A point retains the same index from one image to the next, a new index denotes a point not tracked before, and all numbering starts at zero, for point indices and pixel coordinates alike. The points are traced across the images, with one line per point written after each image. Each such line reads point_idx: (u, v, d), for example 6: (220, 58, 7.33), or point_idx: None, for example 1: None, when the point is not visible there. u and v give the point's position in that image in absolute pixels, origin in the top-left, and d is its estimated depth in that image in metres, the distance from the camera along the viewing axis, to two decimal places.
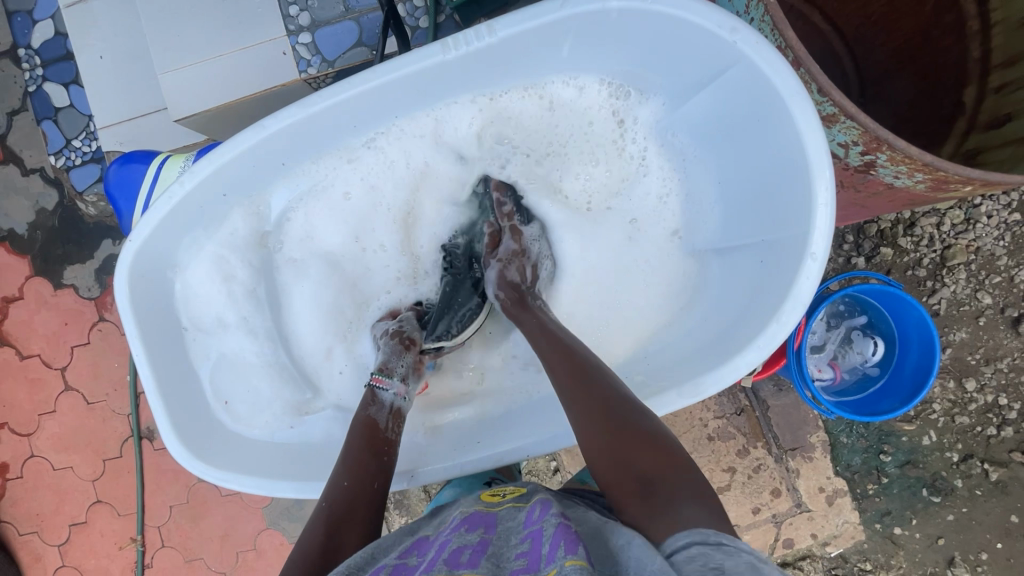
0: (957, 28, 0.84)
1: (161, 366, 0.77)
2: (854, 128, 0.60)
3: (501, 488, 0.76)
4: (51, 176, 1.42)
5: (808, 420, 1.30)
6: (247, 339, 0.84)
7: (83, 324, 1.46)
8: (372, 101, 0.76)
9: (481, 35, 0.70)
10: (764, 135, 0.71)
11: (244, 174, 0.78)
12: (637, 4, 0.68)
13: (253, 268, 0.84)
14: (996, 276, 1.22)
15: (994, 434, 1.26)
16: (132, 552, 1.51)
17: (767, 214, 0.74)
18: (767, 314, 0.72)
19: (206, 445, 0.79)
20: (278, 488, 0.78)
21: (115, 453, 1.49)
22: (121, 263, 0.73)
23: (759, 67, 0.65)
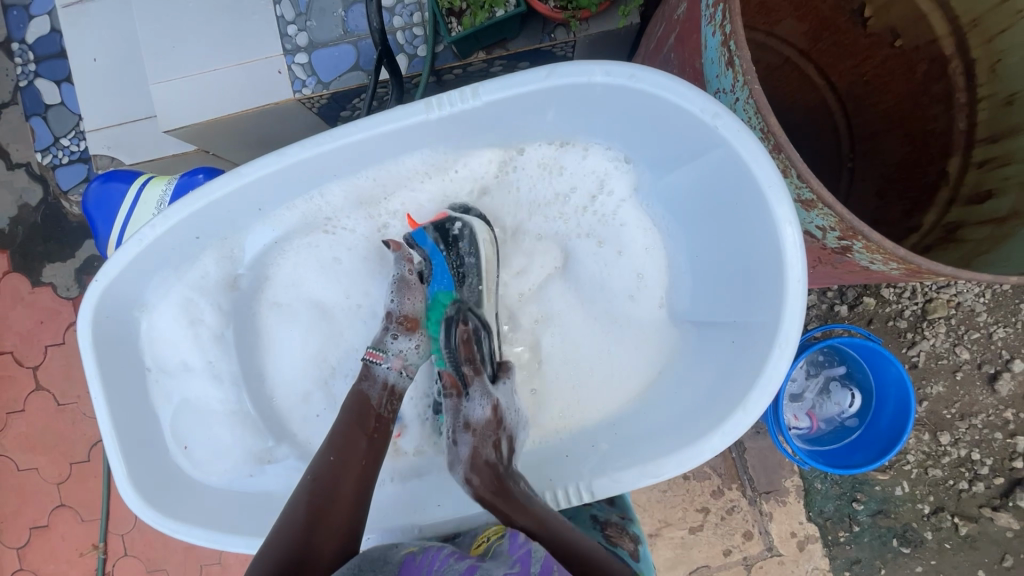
0: (945, 98, 0.86)
1: (119, 411, 0.75)
2: (831, 217, 0.58)
3: (485, 533, 0.70)
4: (37, 172, 1.40)
5: (783, 464, 1.29)
6: (211, 384, 0.84)
7: (59, 323, 1.43)
8: (348, 156, 0.75)
9: (465, 97, 0.69)
10: (736, 220, 0.72)
11: (219, 219, 0.77)
12: (622, 80, 0.66)
13: (221, 312, 0.84)
14: (974, 333, 1.24)
15: (966, 488, 1.27)
16: (93, 559, 1.47)
17: (739, 296, 0.74)
18: (735, 399, 0.70)
19: (161, 494, 0.76)
20: (229, 543, 0.75)
21: (82, 457, 1.46)
22: (84, 306, 0.71)
23: (740, 155, 0.63)
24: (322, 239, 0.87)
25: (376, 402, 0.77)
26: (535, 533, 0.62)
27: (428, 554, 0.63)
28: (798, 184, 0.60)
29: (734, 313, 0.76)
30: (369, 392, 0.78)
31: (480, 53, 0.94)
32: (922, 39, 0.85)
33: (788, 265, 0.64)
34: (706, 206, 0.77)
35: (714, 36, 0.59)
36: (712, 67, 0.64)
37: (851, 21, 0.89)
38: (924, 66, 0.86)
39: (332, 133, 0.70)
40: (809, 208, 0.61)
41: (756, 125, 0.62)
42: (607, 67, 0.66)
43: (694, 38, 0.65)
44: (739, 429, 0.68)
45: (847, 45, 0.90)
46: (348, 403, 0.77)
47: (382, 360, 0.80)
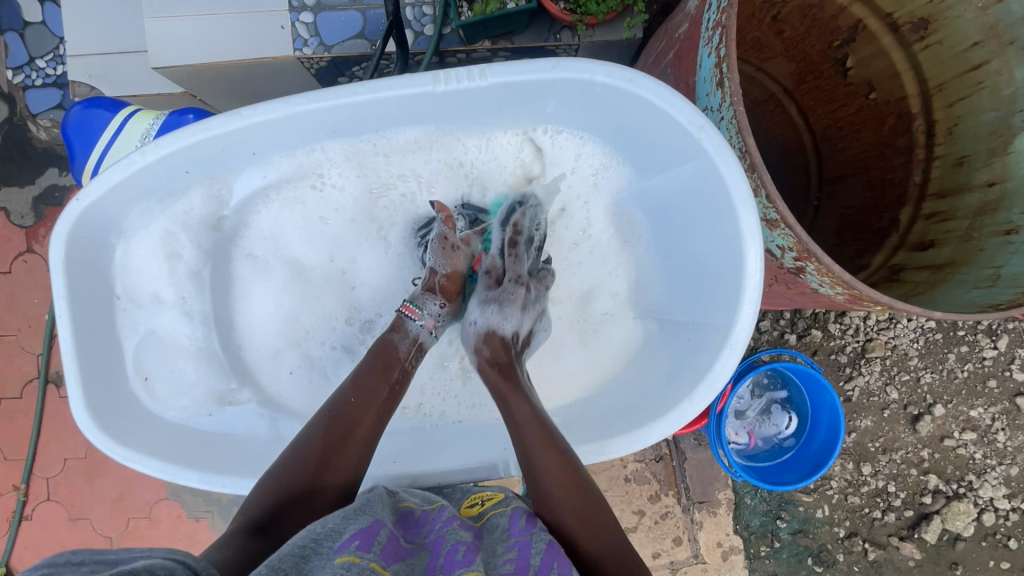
0: (906, 152, 0.93)
1: (84, 333, 0.74)
2: (790, 237, 0.63)
3: (478, 495, 0.74)
4: (3, 90, 1.32)
5: (718, 477, 1.36)
6: (181, 320, 0.83)
7: (7, 251, 1.36)
8: (344, 115, 0.75)
9: (472, 76, 0.71)
10: (702, 230, 0.76)
11: (210, 157, 0.76)
12: (620, 83, 0.70)
13: (201, 250, 0.83)
14: (905, 374, 1.34)
15: (879, 517, 1.36)
16: (11, 500, 1.41)
17: (700, 300, 0.78)
18: (683, 393, 0.75)
19: (114, 419, 0.76)
20: (181, 475, 0.76)
21: (14, 393, 1.39)
22: (61, 223, 0.70)
23: (718, 168, 0.67)
24: (308, 196, 0.87)
25: (405, 354, 0.79)
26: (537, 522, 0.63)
27: (432, 514, 0.65)
28: (766, 203, 0.65)
29: (692, 315, 0.80)
30: (399, 344, 0.79)
31: (486, 41, 0.96)
32: (893, 95, 0.92)
33: (747, 276, 0.68)
34: (678, 213, 0.81)
35: (709, 57, 0.64)
36: (703, 86, 0.68)
37: (834, 68, 0.95)
38: (892, 120, 0.94)
39: (339, 90, 0.71)
40: (772, 228, 0.66)
41: (736, 144, 0.66)
42: (609, 68, 0.69)
43: (691, 56, 0.69)
44: (683, 418, 0.74)
45: (828, 90, 0.96)
46: (374, 348, 0.78)
47: (416, 317, 0.81)
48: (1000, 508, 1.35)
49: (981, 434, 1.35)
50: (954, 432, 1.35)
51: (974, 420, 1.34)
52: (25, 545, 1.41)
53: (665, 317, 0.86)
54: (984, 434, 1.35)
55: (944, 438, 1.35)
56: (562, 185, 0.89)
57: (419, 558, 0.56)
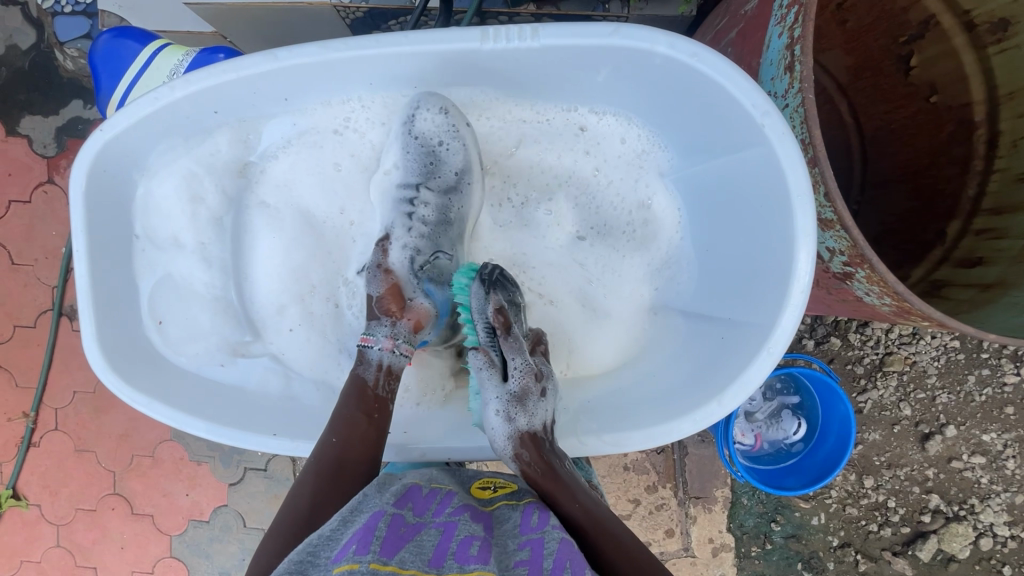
0: (963, 162, 0.88)
1: (101, 270, 0.74)
2: (845, 241, 0.60)
3: (490, 479, 0.73)
4: (33, 15, 1.31)
5: (718, 475, 1.35)
6: (199, 266, 0.82)
7: (28, 179, 1.36)
8: (388, 66, 0.72)
9: (523, 35, 0.67)
10: (749, 224, 0.73)
11: (242, 98, 0.73)
12: (682, 57, 0.66)
13: (225, 196, 0.81)
14: (920, 392, 1.31)
15: (874, 530, 1.35)
16: (21, 427, 1.44)
17: (740, 299, 0.75)
18: (712, 391, 0.73)
19: (126, 360, 0.76)
20: (190, 425, 0.76)
21: (28, 322, 1.40)
22: (84, 154, 0.69)
23: (777, 158, 0.64)
24: (328, 142, 0.83)
25: (373, 382, 0.74)
26: (549, 517, 0.62)
27: (438, 497, 0.63)
28: (825, 200, 0.62)
29: (727, 312, 0.77)
30: (364, 375, 0.74)
31: (530, 6, 0.91)
32: (957, 100, 0.87)
33: (795, 274, 0.66)
34: (723, 204, 0.77)
35: (779, 37, 0.60)
36: (767, 69, 0.65)
37: (896, 66, 0.89)
38: (951, 127, 0.89)
39: (380, 39, 0.68)
40: (826, 228, 0.64)
41: (799, 133, 0.63)
42: (672, 39, 0.65)
43: (757, 37, 0.65)
44: (710, 417, 0.71)
45: (886, 89, 0.91)
46: (347, 386, 0.74)
47: (374, 344, 0.75)
48: (999, 535, 1.33)
49: (990, 459, 1.32)
50: (962, 455, 1.32)
51: (985, 444, 1.32)
52: (32, 470, 1.45)
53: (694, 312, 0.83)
54: (994, 459, 1.32)
55: (951, 459, 1.32)
56: (601, 165, 0.86)
57: (427, 537, 0.55)
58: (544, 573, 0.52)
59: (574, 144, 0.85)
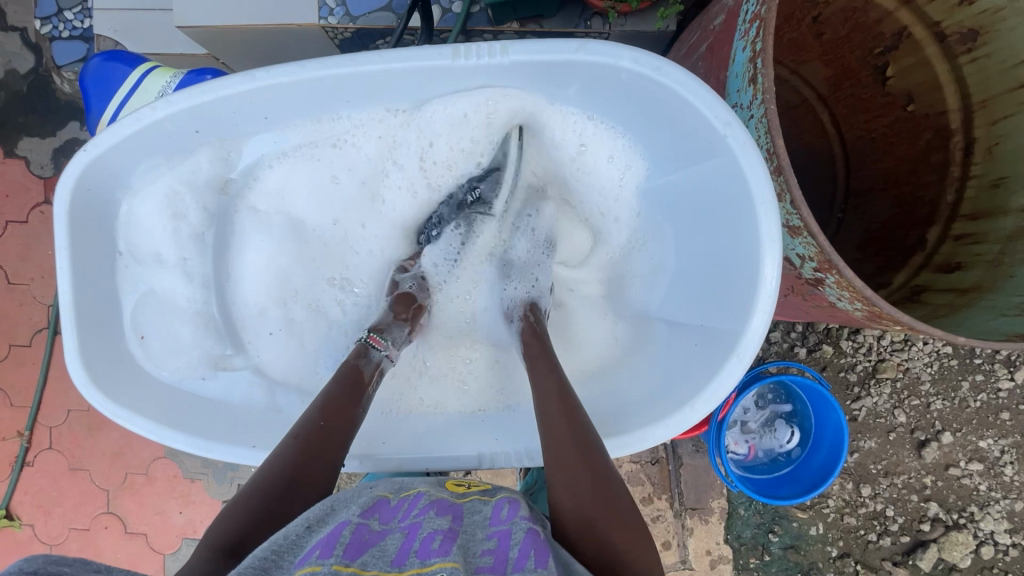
0: (941, 169, 0.90)
1: (82, 285, 0.74)
2: (812, 247, 0.61)
3: (464, 480, 0.74)
4: (32, 39, 1.34)
5: (713, 485, 1.35)
6: (181, 282, 0.84)
7: (25, 200, 1.38)
8: (365, 83, 0.73)
9: (494, 53, 0.69)
10: (722, 233, 0.73)
11: (224, 117, 0.75)
12: (648, 70, 0.67)
13: (206, 212, 0.83)
14: (914, 399, 1.30)
15: (874, 540, 1.33)
16: (14, 446, 1.44)
17: (715, 305, 0.75)
18: (686, 397, 0.73)
19: (107, 374, 0.76)
20: (170, 439, 0.76)
21: (24, 341, 1.42)
22: (67, 173, 0.70)
23: (742, 168, 0.65)
24: (313, 159, 0.85)
25: (370, 376, 0.77)
26: (520, 508, 0.62)
27: (406, 501, 0.63)
28: (791, 208, 0.62)
29: (700, 319, 0.77)
30: (362, 365, 0.77)
31: (514, 24, 0.94)
32: (933, 108, 0.88)
33: (761, 283, 0.66)
34: (698, 213, 0.78)
35: (743, 51, 0.62)
36: (734, 81, 0.66)
37: (873, 77, 0.91)
38: (929, 134, 0.90)
39: (356, 58, 0.69)
40: (794, 235, 0.64)
41: (763, 144, 0.64)
42: (637, 54, 0.66)
43: (724, 50, 0.67)
44: (681, 424, 0.71)
45: (864, 98, 0.93)
46: (341, 373, 0.76)
47: (382, 347, 0.80)
48: (1000, 543, 1.31)
49: (988, 466, 1.31)
50: (959, 462, 1.31)
51: (982, 451, 1.31)
52: (25, 490, 1.45)
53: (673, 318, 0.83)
54: (991, 466, 1.31)
55: (949, 466, 1.31)
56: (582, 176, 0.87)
57: (392, 541, 0.55)
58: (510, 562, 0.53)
59: (559, 151, 0.86)
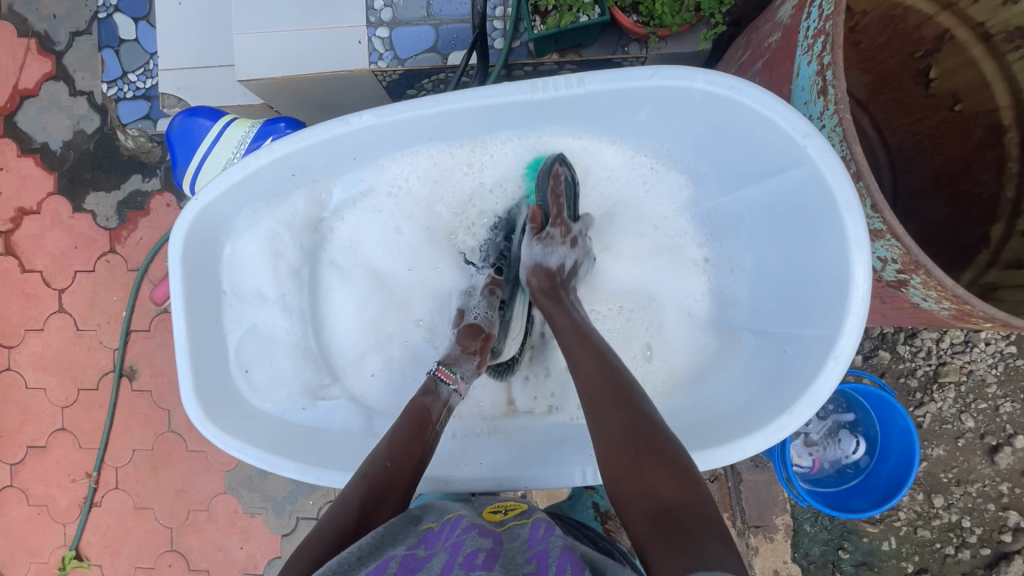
0: (997, 165, 0.89)
1: (195, 325, 0.79)
2: (896, 248, 0.62)
3: (501, 504, 0.73)
4: (98, 102, 1.45)
5: (776, 501, 1.31)
6: (281, 316, 0.87)
7: (93, 250, 1.47)
8: (445, 122, 0.78)
9: (570, 84, 0.72)
10: (801, 239, 0.75)
11: (317, 160, 0.80)
12: (721, 90, 0.70)
13: (302, 250, 0.88)
14: (982, 402, 1.26)
15: (952, 553, 1.27)
16: (83, 487, 1.49)
17: (804, 312, 0.75)
18: (784, 403, 0.73)
19: (220, 408, 0.80)
20: (281, 466, 0.79)
21: (91, 384, 1.48)
22: (181, 221, 0.75)
23: (825, 176, 0.66)
24: (391, 199, 0.90)
25: (437, 416, 0.77)
26: (554, 530, 0.63)
27: (448, 524, 0.64)
28: (873, 212, 0.64)
29: (788, 326, 0.78)
30: (431, 405, 0.77)
31: (554, 54, 0.98)
32: (982, 107, 0.89)
33: (853, 283, 0.67)
34: (772, 225, 0.80)
35: (809, 65, 0.64)
36: (799, 95, 0.69)
37: (915, 80, 0.92)
38: (980, 133, 0.90)
39: (438, 99, 0.74)
40: (876, 237, 0.66)
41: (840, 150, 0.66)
42: (711, 76, 0.69)
43: (786, 66, 0.69)
44: (783, 431, 0.71)
45: (907, 101, 0.94)
46: (407, 412, 0.76)
47: (449, 381, 0.79)
48: None
49: None
50: None
51: None
52: (93, 531, 1.49)
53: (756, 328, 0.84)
54: None
55: None
56: (648, 195, 0.89)
57: (436, 563, 0.56)
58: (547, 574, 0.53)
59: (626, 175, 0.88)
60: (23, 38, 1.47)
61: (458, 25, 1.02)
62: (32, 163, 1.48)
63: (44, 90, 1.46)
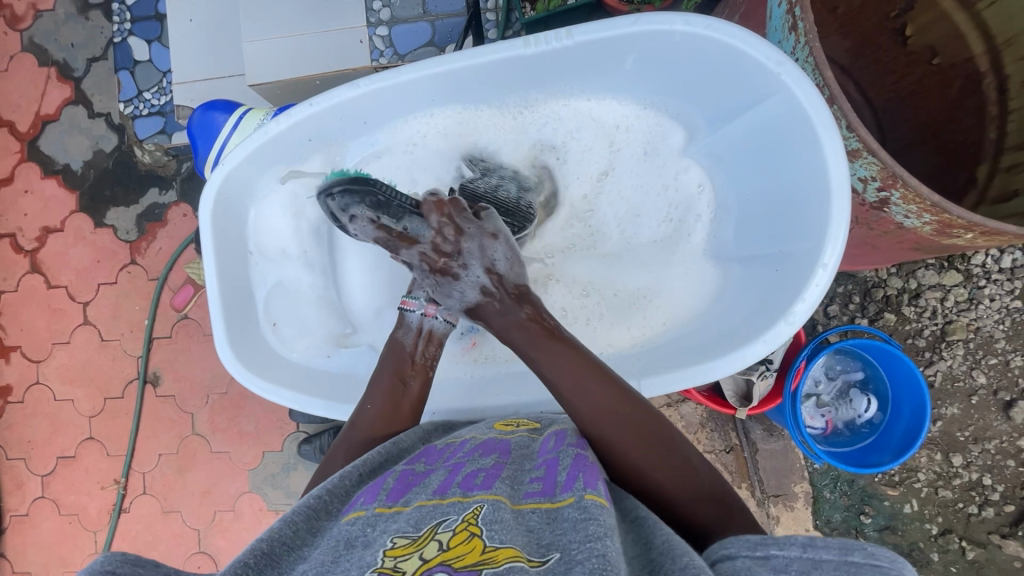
0: (978, 112, 0.92)
1: (226, 279, 0.86)
2: (874, 165, 0.67)
3: (515, 420, 0.79)
4: (115, 122, 1.52)
5: (794, 469, 1.32)
6: (304, 271, 0.94)
7: (114, 263, 1.53)
8: (443, 85, 0.84)
9: (560, 38, 0.77)
10: (783, 162, 0.79)
11: (332, 124, 0.85)
12: (700, 30, 0.74)
13: (321, 208, 0.93)
14: (992, 358, 1.26)
15: (975, 512, 1.27)
16: (112, 494, 1.53)
17: (790, 230, 0.79)
18: (776, 315, 0.77)
19: (252, 356, 0.87)
20: (311, 404, 0.86)
21: (117, 392, 1.53)
22: (209, 188, 0.83)
23: (799, 101, 0.71)
24: (396, 156, 0.93)
25: (411, 348, 0.84)
26: (565, 438, 0.65)
27: (454, 446, 0.68)
28: (849, 132, 0.69)
29: (778, 246, 0.81)
30: (403, 338, 0.84)
31: None
32: (959, 57, 0.92)
33: (833, 195, 0.71)
34: (756, 156, 0.84)
35: (778, 7, 0.72)
36: (775, 34, 0.76)
37: (893, 38, 0.96)
38: (959, 83, 0.93)
39: (439, 60, 0.79)
40: (854, 159, 0.71)
41: (814, 78, 0.71)
42: (687, 17, 0.73)
43: (760, 13, 0.78)
44: (780, 337, 0.75)
45: (887, 62, 0.97)
46: (388, 353, 0.83)
47: (415, 309, 0.85)
48: None
49: None
50: None
51: None
52: (123, 537, 1.52)
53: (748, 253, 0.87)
54: None
55: None
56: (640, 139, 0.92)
57: (434, 478, 0.59)
58: (557, 483, 0.55)
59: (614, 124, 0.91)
60: (42, 67, 1.55)
61: (453, 19, 1.09)
62: (55, 184, 1.55)
63: (64, 114, 1.54)
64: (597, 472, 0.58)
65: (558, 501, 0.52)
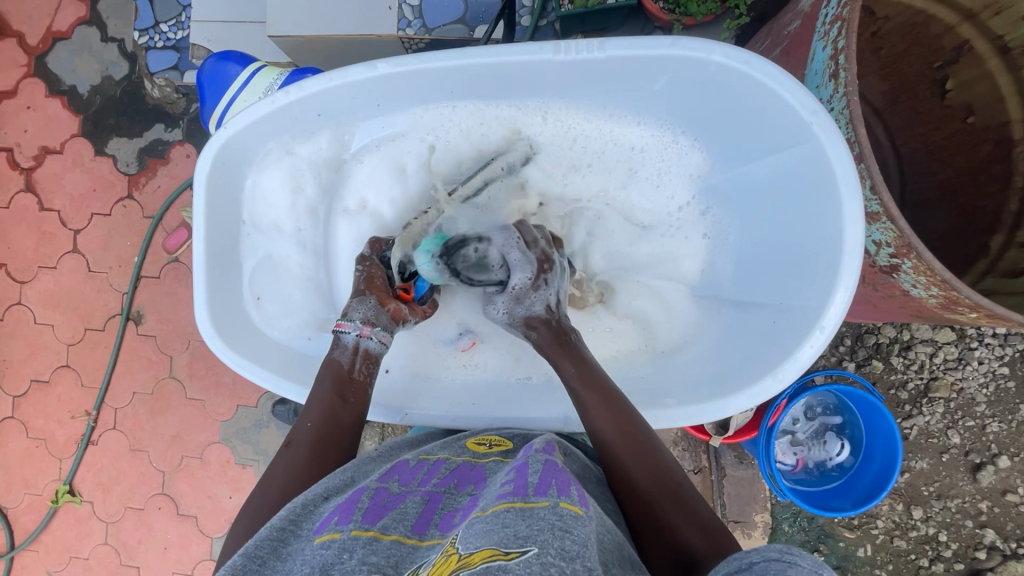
0: (1003, 179, 0.90)
1: (213, 246, 0.85)
2: (891, 231, 0.66)
3: (488, 438, 0.78)
4: (128, 50, 1.47)
5: (757, 498, 1.33)
6: (294, 248, 0.92)
7: (110, 195, 1.50)
8: (465, 79, 0.81)
9: (593, 48, 0.74)
10: (796, 213, 0.78)
11: (344, 102, 0.83)
12: (737, 65, 0.72)
13: (321, 187, 0.92)
14: (969, 420, 1.27)
15: (926, 566, 1.29)
16: (82, 424, 1.53)
17: (790, 285, 0.78)
18: (764, 368, 0.76)
19: (230, 327, 0.86)
20: (282, 385, 0.86)
21: (98, 325, 1.52)
22: (207, 151, 0.81)
23: (827, 155, 0.69)
24: (406, 143, 0.91)
25: (350, 365, 0.80)
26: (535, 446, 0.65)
27: (430, 471, 0.68)
28: (872, 194, 0.67)
29: (775, 297, 0.81)
30: (339, 357, 0.81)
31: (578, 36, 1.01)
32: (993, 120, 0.90)
33: (844, 258, 0.70)
34: (770, 202, 0.82)
35: (824, 50, 0.69)
36: (812, 79, 0.73)
37: (931, 90, 0.94)
38: (989, 146, 0.91)
39: (466, 51, 0.76)
40: (873, 221, 0.69)
41: (845, 132, 0.69)
42: (727, 50, 0.71)
43: (801, 52, 0.74)
44: (765, 391, 0.75)
45: (922, 112, 0.95)
46: (325, 373, 0.80)
47: (350, 330, 0.81)
48: None
49: None
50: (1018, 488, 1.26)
51: None
52: (88, 468, 1.52)
53: (743, 299, 0.87)
54: None
55: (1006, 492, 1.27)
56: (656, 163, 0.90)
57: (410, 505, 0.58)
58: (530, 485, 0.54)
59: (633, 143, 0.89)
60: None
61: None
62: (59, 104, 1.51)
63: (76, 34, 1.49)
64: (571, 478, 0.57)
65: (532, 501, 0.50)
